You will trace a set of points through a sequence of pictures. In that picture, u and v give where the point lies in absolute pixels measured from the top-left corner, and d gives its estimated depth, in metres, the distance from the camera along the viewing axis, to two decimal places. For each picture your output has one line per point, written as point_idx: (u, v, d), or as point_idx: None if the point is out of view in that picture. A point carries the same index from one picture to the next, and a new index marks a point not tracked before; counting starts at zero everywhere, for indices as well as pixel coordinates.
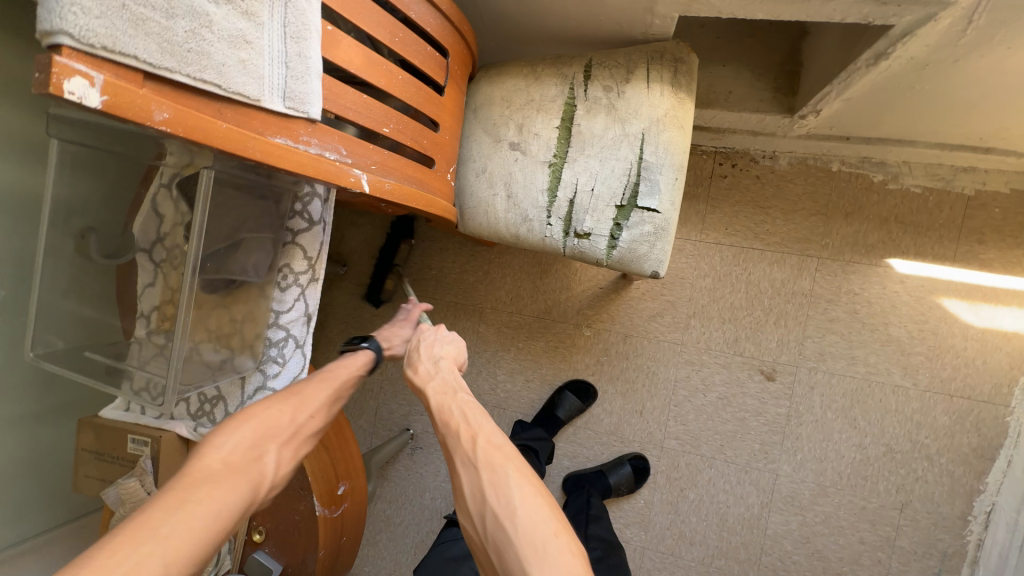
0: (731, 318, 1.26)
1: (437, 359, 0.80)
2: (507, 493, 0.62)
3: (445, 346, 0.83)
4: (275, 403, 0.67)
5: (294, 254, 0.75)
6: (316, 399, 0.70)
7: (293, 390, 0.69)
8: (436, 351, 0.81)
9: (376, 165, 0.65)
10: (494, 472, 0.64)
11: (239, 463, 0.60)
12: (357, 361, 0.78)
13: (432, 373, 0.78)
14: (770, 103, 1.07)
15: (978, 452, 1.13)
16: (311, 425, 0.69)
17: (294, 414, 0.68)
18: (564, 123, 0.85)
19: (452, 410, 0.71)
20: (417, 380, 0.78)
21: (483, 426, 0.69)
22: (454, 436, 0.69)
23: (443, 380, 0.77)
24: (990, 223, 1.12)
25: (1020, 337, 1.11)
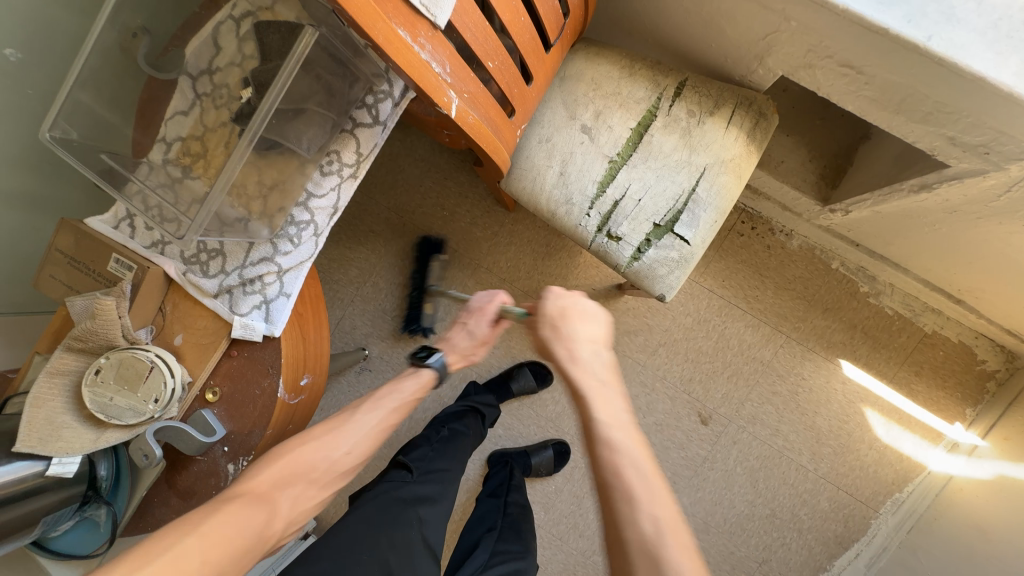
0: (694, 359, 1.35)
1: (590, 346, 0.69)
2: (671, 551, 0.56)
3: (588, 324, 0.71)
4: (312, 439, 0.72)
5: (347, 143, 0.73)
6: (352, 430, 0.74)
7: (332, 423, 0.74)
8: (598, 339, 0.70)
9: (468, 96, 0.64)
10: (658, 525, 0.57)
11: (263, 492, 0.65)
12: (417, 381, 0.80)
13: (592, 368, 0.68)
14: (811, 186, 1.13)
15: (838, 539, 1.31)
16: (343, 459, 0.73)
17: (328, 448, 0.72)
18: (639, 128, 0.87)
19: (623, 437, 0.62)
20: (578, 373, 0.67)
21: (644, 462, 0.61)
22: (613, 461, 0.61)
23: (594, 374, 0.67)
24: (930, 362, 1.27)
25: (910, 461, 1.29)
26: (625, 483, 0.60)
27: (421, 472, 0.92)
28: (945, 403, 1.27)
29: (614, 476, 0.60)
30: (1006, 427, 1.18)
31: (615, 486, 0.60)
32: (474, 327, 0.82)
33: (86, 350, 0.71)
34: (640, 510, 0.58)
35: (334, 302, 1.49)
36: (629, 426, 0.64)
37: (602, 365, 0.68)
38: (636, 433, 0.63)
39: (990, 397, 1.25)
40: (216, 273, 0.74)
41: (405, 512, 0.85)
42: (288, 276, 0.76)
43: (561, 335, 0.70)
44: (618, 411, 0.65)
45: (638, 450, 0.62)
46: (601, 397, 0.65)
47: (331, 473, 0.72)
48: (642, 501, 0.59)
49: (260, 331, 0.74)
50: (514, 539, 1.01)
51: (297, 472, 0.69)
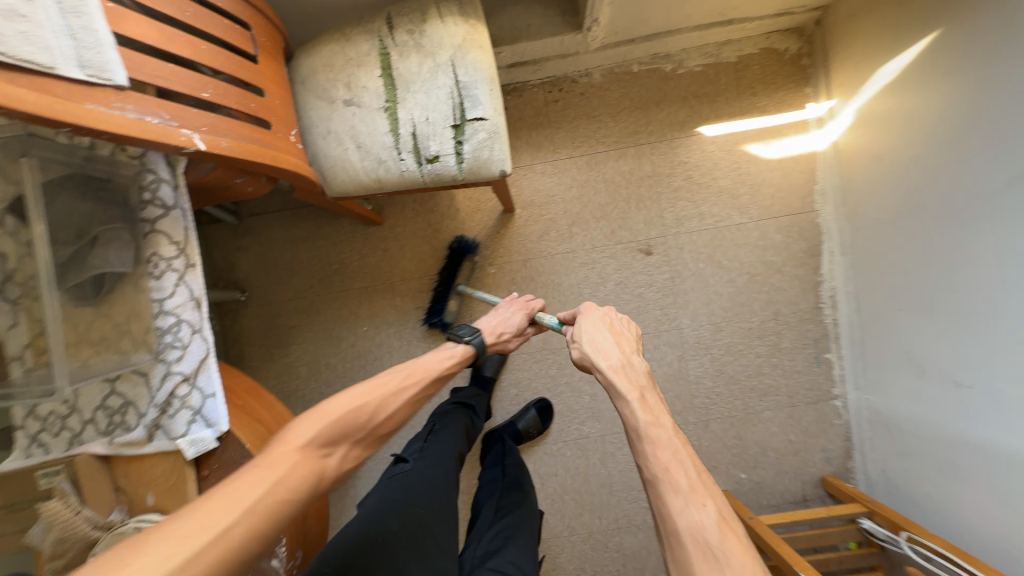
0: (603, 215, 1.44)
1: (630, 360, 0.85)
2: (729, 563, 0.57)
3: (607, 345, 0.89)
4: (356, 396, 0.75)
5: (158, 241, 0.76)
6: (394, 399, 0.80)
7: (376, 386, 0.80)
8: (631, 355, 0.87)
9: (207, 128, 0.69)
10: (711, 536, 0.60)
11: (312, 454, 0.64)
12: (457, 355, 0.98)
13: (636, 375, 0.82)
14: (563, 26, 1.27)
15: (810, 252, 1.41)
16: (383, 422, 0.78)
17: (371, 412, 0.75)
18: (385, 71, 0.95)
19: (655, 426, 0.72)
20: (620, 380, 0.81)
21: (695, 477, 0.65)
22: (660, 484, 0.66)
23: (651, 391, 0.79)
24: (756, 78, 1.42)
25: (805, 157, 1.41)
26: (671, 483, 0.65)
27: (417, 460, 0.97)
28: (790, 97, 1.41)
29: (666, 483, 0.65)
30: (838, 77, 1.33)
31: (669, 504, 0.63)
32: (512, 316, 1.09)
33: (73, 561, 0.71)
34: (694, 518, 0.61)
35: (307, 406, 1.49)
36: (669, 424, 0.73)
37: (650, 391, 0.79)
38: (695, 459, 0.68)
39: (812, 68, 1.41)
40: (137, 421, 0.76)
41: (417, 493, 0.89)
42: (200, 378, 0.78)
43: (605, 357, 0.86)
44: (674, 438, 0.70)
45: (693, 470, 0.66)
46: (651, 419, 0.73)
47: (374, 433, 0.75)
48: (700, 517, 0.61)
49: (211, 437, 0.77)
50: (515, 493, 1.08)
51: (345, 431, 0.70)
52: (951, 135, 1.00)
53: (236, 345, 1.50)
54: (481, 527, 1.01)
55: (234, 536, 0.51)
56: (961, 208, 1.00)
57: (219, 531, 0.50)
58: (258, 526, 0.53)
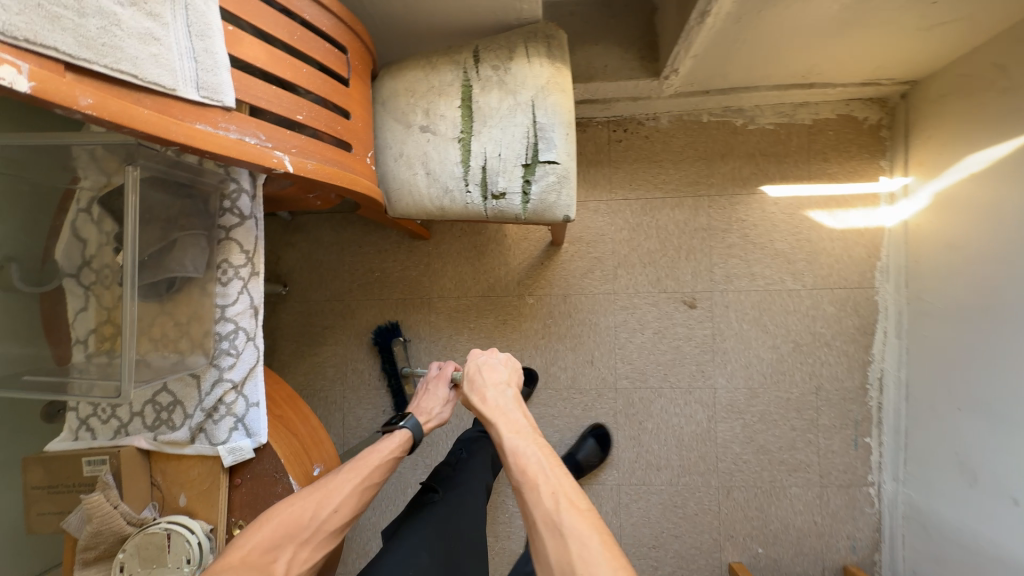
0: (651, 261, 1.42)
1: (502, 389, 0.88)
2: (577, 536, 0.65)
3: (498, 372, 0.91)
4: (299, 498, 0.74)
5: (230, 248, 0.78)
6: (338, 494, 0.76)
7: (320, 484, 0.76)
8: (506, 385, 0.89)
9: (296, 149, 0.71)
10: (560, 517, 0.68)
11: (255, 561, 0.68)
12: (392, 443, 0.86)
13: (502, 404, 0.85)
14: (640, 70, 1.26)
15: (862, 330, 1.36)
16: (333, 519, 0.75)
17: (314, 511, 0.74)
18: (465, 102, 0.95)
19: (523, 441, 0.79)
20: (488, 412, 0.84)
21: (548, 472, 0.74)
22: (532, 487, 0.72)
23: (509, 416, 0.83)
24: (828, 144, 1.38)
25: (870, 231, 1.36)
26: (538, 495, 0.71)
27: (445, 490, 0.99)
28: (862, 168, 1.37)
29: (531, 494, 0.71)
30: (918, 155, 1.28)
31: (528, 501, 0.71)
32: (439, 390, 0.97)
33: (103, 553, 0.72)
34: (546, 507, 0.69)
35: (329, 407, 1.50)
36: (532, 439, 0.79)
37: (515, 409, 0.85)
38: (550, 458, 0.76)
39: (890, 142, 1.36)
40: (182, 421, 0.77)
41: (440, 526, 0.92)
42: (247, 387, 0.79)
43: (478, 388, 0.89)
44: (534, 447, 0.78)
45: (543, 461, 0.75)
46: (518, 437, 0.79)
47: (321, 535, 0.74)
48: (551, 505, 0.69)
49: (248, 447, 0.77)
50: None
51: (289, 533, 0.71)
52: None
53: (270, 336, 1.53)
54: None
55: None
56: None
57: None
58: None
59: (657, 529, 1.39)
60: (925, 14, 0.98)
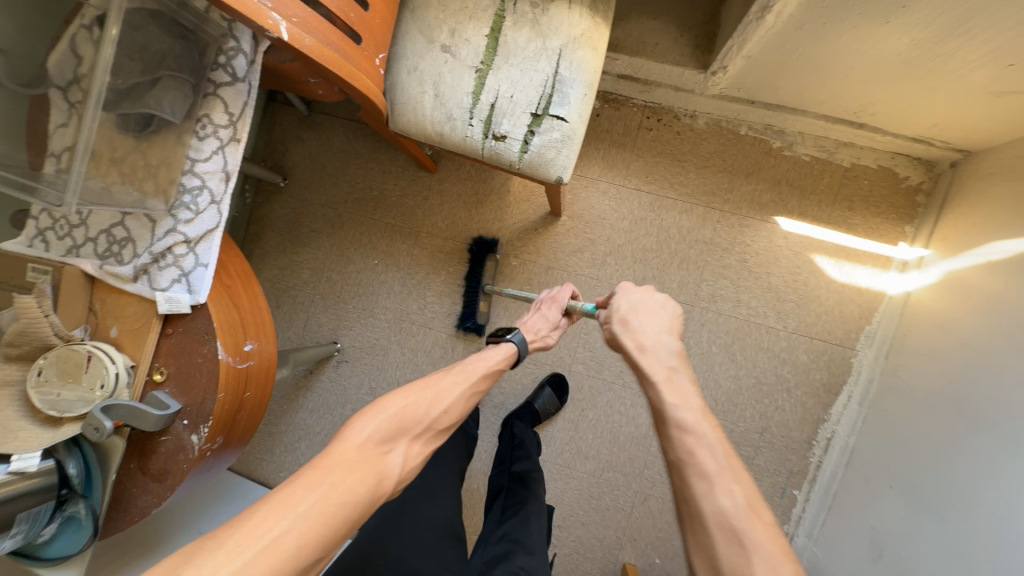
0: (642, 259, 1.39)
1: (659, 337, 0.80)
2: (759, 547, 0.58)
3: (647, 317, 0.84)
4: (409, 395, 0.77)
5: (215, 105, 0.77)
6: (448, 397, 0.81)
7: (430, 385, 0.81)
8: (663, 332, 0.81)
9: (297, 20, 0.69)
10: (698, 458, 0.65)
11: (370, 453, 0.69)
12: (499, 354, 0.93)
13: (658, 356, 0.78)
14: (689, 59, 1.19)
15: (826, 387, 1.33)
16: (440, 420, 0.79)
17: (426, 407, 0.78)
18: (492, 32, 0.91)
19: (689, 415, 0.69)
20: (645, 362, 0.77)
21: (727, 466, 0.64)
22: (704, 479, 0.63)
23: (677, 375, 0.75)
24: (859, 193, 1.31)
25: (870, 292, 1.31)
26: (710, 488, 0.63)
27: (418, 477, 1.01)
28: (884, 227, 1.30)
29: (700, 481, 0.63)
30: (945, 228, 1.21)
31: (696, 491, 0.63)
32: (548, 314, 1.01)
33: (24, 355, 0.76)
34: (722, 504, 0.61)
35: (296, 307, 1.53)
36: (697, 409, 0.70)
37: (683, 375, 0.75)
38: (723, 446, 0.66)
39: (923, 210, 1.29)
40: (130, 259, 0.79)
41: (414, 512, 0.94)
42: (200, 246, 0.79)
43: (631, 330, 0.83)
44: (706, 426, 0.67)
45: (718, 453, 0.65)
46: (677, 403, 0.71)
47: (429, 432, 0.77)
48: (729, 503, 0.61)
49: (186, 302, 0.78)
50: (520, 489, 1.07)
51: (402, 428, 0.74)
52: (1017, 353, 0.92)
53: (258, 224, 1.55)
54: (489, 529, 1.03)
55: (286, 545, 0.55)
56: (987, 423, 0.94)
57: (268, 541, 0.54)
58: (317, 525, 0.58)
59: (566, 512, 1.41)
60: (998, 75, 0.90)
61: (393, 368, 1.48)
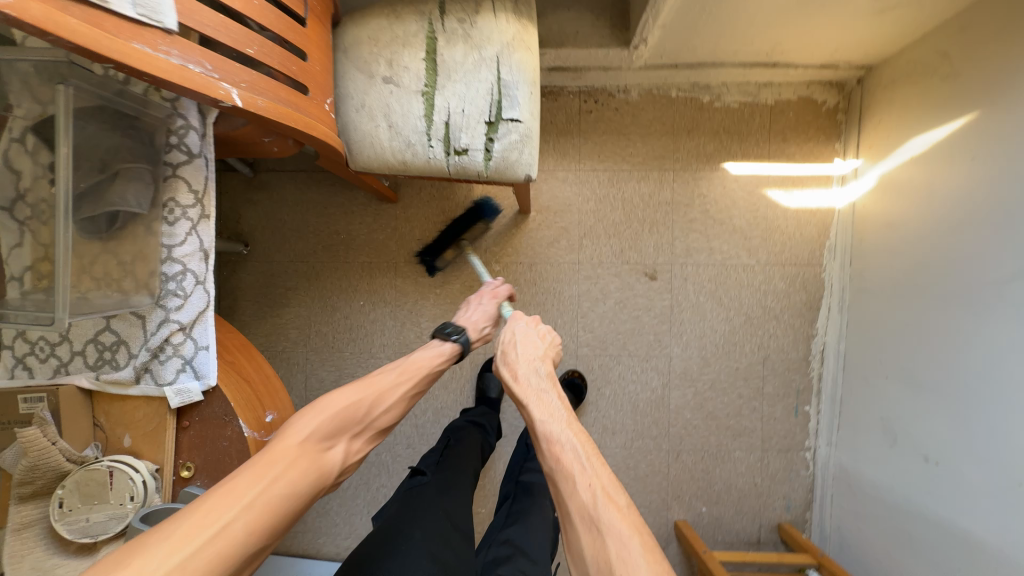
0: (615, 233, 1.45)
1: (532, 360, 0.83)
2: (617, 537, 0.57)
3: (519, 340, 0.86)
4: (349, 392, 0.71)
5: (177, 187, 0.76)
6: (390, 395, 0.76)
7: (374, 383, 0.75)
8: (535, 358, 0.84)
9: (246, 85, 0.69)
10: (599, 513, 0.59)
11: (313, 450, 0.63)
12: (443, 353, 0.90)
13: (530, 378, 0.79)
14: (610, 39, 1.27)
15: (808, 304, 1.44)
16: (380, 419, 0.74)
17: (369, 407, 0.72)
18: (429, 55, 0.94)
19: (556, 425, 0.70)
20: (518, 389, 0.78)
21: (587, 462, 0.64)
22: (569, 478, 0.63)
23: (545, 394, 0.76)
24: (788, 125, 1.43)
25: (821, 211, 1.43)
26: (574, 487, 0.63)
27: (435, 474, 0.94)
28: (818, 150, 1.43)
29: (568, 483, 0.63)
30: (868, 138, 1.34)
31: (562, 492, 0.63)
32: (488, 306, 1.01)
33: (39, 491, 0.72)
34: (584, 499, 0.61)
35: (292, 369, 1.50)
36: (565, 417, 0.71)
37: (551, 392, 0.77)
38: (586, 445, 0.67)
39: (845, 126, 1.42)
40: (126, 361, 0.76)
41: (431, 501, 0.85)
42: (196, 330, 0.78)
43: (508, 360, 0.83)
44: (568, 431, 0.69)
45: (583, 457, 0.65)
46: (546, 416, 0.71)
47: (372, 428, 0.73)
48: (591, 502, 0.60)
49: (197, 389, 0.77)
50: (527, 497, 0.98)
51: (345, 425, 0.68)
52: (974, 228, 1.00)
53: (230, 297, 1.50)
54: (492, 533, 0.92)
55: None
56: (967, 295, 1.01)
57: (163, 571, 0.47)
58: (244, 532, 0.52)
59: None
60: None
61: None
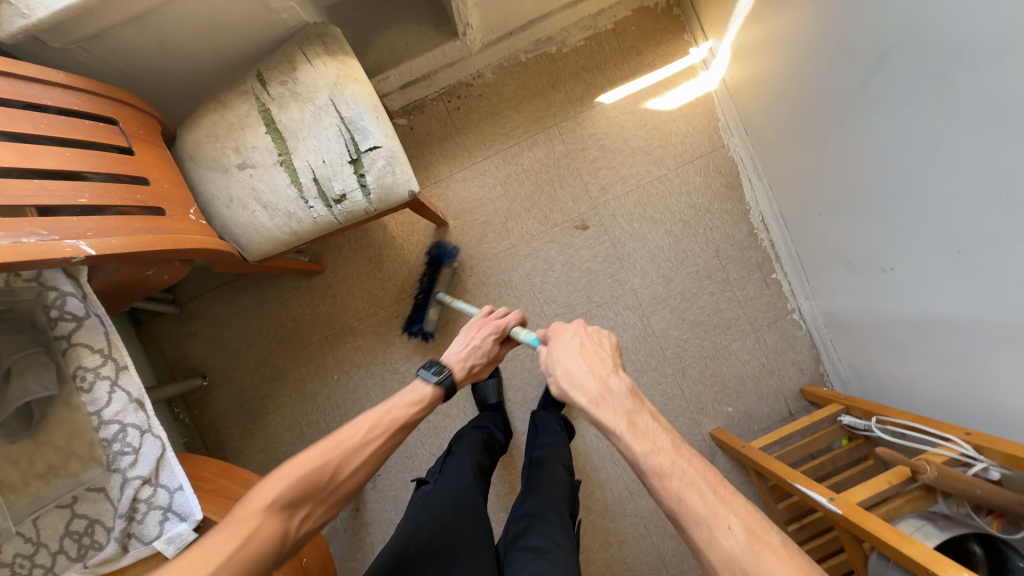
0: (532, 204, 1.48)
1: (603, 373, 0.78)
2: None
3: (585, 355, 0.81)
4: (325, 450, 0.75)
5: (80, 353, 0.75)
6: (361, 450, 0.78)
7: (339, 442, 0.77)
8: (608, 373, 0.78)
9: (93, 232, 0.69)
10: (752, 566, 0.58)
11: (261, 530, 0.67)
12: (416, 398, 0.88)
13: (609, 397, 0.74)
14: (438, 37, 1.31)
15: (730, 185, 1.49)
16: (350, 474, 0.77)
17: (335, 467, 0.75)
18: (270, 126, 0.95)
19: (662, 454, 0.68)
20: (599, 410, 0.74)
21: (713, 498, 0.64)
22: (699, 523, 0.62)
23: (638, 414, 0.72)
24: (636, 38, 1.47)
25: (701, 99, 1.48)
26: (705, 532, 0.62)
27: (440, 476, 0.96)
28: (672, 48, 1.48)
29: (696, 529, 0.63)
30: (708, 18, 1.40)
31: (699, 541, 0.62)
32: (478, 342, 0.97)
33: None
34: (727, 548, 0.60)
35: None
36: (670, 445, 0.68)
37: (639, 411, 0.73)
38: (706, 473, 0.66)
39: (684, 16, 1.48)
40: (107, 537, 0.75)
41: (438, 504, 0.89)
42: (162, 476, 0.76)
43: (574, 380, 0.78)
44: (681, 462, 0.66)
45: (704, 491, 0.64)
46: (648, 447, 0.68)
47: (345, 486, 0.76)
48: (732, 545, 0.60)
49: (187, 530, 0.75)
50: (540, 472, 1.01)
51: (310, 491, 0.72)
52: (829, 51, 1.04)
53: (212, 430, 1.47)
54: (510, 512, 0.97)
55: None
56: (844, 110, 1.05)
57: None
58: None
59: None
60: None
61: (420, 445, 1.42)
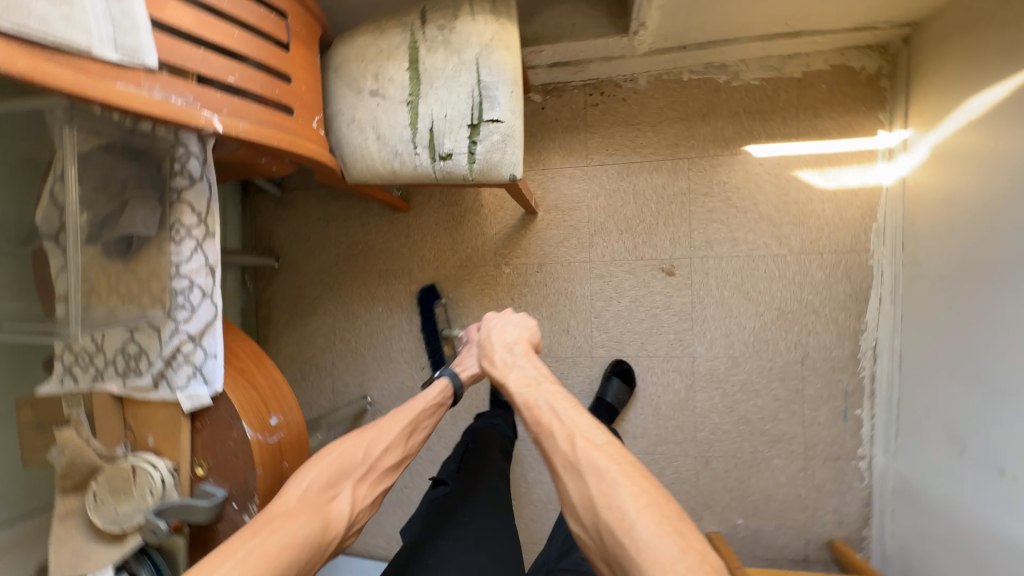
0: (627, 228, 1.39)
1: (511, 346, 0.95)
2: (631, 510, 0.59)
3: (502, 334, 0.99)
4: (348, 441, 0.86)
5: (183, 211, 0.83)
6: (383, 437, 0.88)
7: (365, 429, 0.88)
8: (512, 342, 0.96)
9: (227, 110, 0.75)
10: (599, 472, 0.64)
11: (314, 495, 0.76)
12: (435, 391, 0.99)
13: (508, 361, 0.91)
14: (608, 27, 1.23)
15: (854, 295, 1.28)
16: (383, 459, 0.87)
17: (366, 452, 0.86)
18: (412, 65, 0.96)
19: (534, 393, 0.80)
20: (497, 369, 0.91)
21: (576, 422, 0.72)
22: (569, 455, 0.68)
23: (522, 368, 0.88)
24: (820, 98, 1.28)
25: (865, 190, 1.27)
26: (561, 451, 0.69)
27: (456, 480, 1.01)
28: (857, 122, 1.27)
29: (556, 450, 0.70)
30: (917, 104, 1.18)
31: (559, 466, 0.68)
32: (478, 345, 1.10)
33: (78, 484, 0.84)
34: (585, 483, 0.64)
35: (320, 374, 1.58)
36: (544, 387, 0.81)
37: (528, 365, 0.89)
38: (562, 402, 0.76)
39: (891, 92, 1.25)
40: (147, 368, 0.85)
41: (457, 512, 0.93)
42: (204, 339, 0.84)
43: (486, 352, 0.97)
44: (543, 395, 0.78)
45: (566, 418, 0.73)
46: (526, 387, 0.82)
47: (375, 469, 0.86)
48: (587, 467, 0.65)
49: (205, 394, 0.83)
50: None
51: (344, 470, 0.82)
52: None
53: (265, 307, 1.62)
54: None
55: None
56: None
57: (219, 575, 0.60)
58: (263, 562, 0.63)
59: None
60: None
61: None
